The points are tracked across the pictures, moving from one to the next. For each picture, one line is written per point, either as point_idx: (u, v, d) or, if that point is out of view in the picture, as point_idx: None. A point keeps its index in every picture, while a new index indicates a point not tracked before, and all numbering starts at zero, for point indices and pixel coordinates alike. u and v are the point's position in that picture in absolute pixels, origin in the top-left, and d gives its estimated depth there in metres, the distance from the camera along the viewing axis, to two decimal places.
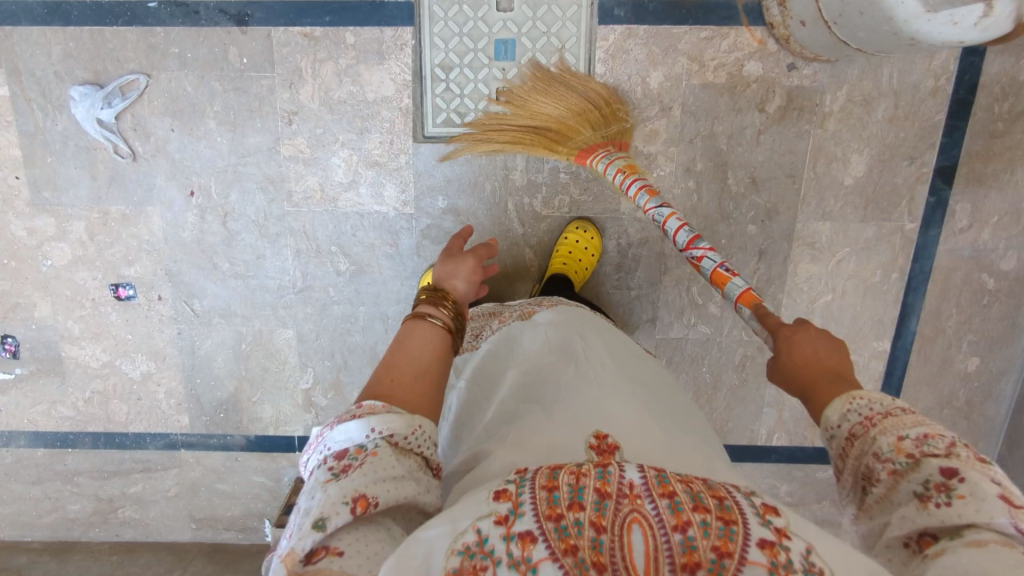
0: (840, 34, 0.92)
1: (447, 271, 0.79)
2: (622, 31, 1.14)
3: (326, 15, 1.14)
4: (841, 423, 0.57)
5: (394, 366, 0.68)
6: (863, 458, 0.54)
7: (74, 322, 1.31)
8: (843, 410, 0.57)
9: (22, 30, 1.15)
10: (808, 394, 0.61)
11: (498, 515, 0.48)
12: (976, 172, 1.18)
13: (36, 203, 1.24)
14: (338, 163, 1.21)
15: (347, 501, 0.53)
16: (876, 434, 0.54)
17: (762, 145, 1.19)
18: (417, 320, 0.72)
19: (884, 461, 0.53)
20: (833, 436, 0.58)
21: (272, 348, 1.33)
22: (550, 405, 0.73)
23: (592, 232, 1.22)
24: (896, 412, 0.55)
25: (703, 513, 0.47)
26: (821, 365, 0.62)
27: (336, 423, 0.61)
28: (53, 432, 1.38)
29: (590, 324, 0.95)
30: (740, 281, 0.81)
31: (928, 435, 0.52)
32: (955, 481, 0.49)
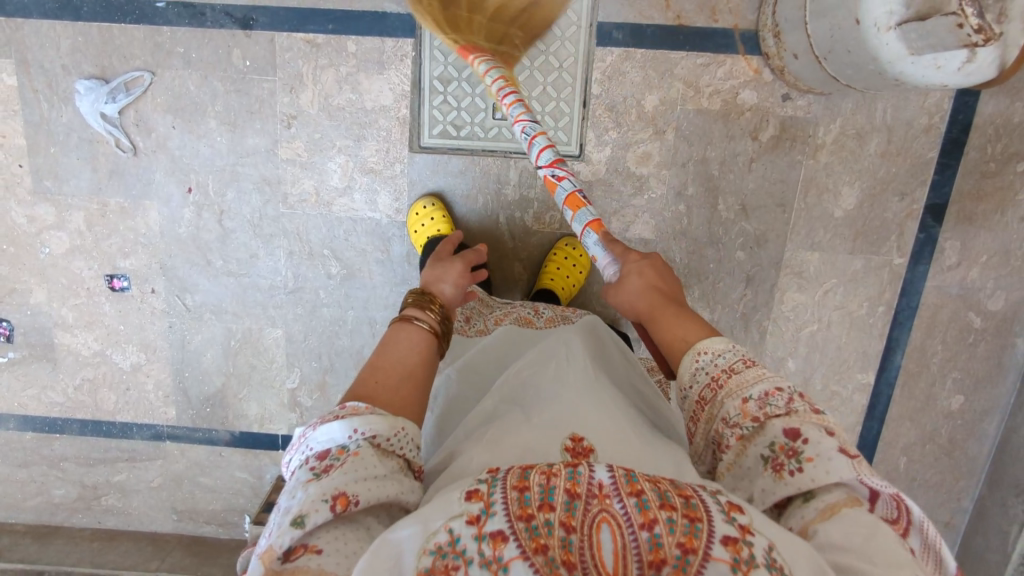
0: (830, 70, 0.93)
1: (435, 275, 0.85)
2: (619, 53, 1.15)
3: (329, 23, 1.16)
4: (693, 380, 0.65)
5: (379, 369, 0.70)
6: (715, 423, 0.62)
7: (68, 310, 1.33)
8: (692, 370, 0.65)
9: (32, 23, 1.18)
10: (650, 320, 0.71)
11: (470, 516, 0.49)
12: (967, 211, 1.19)
13: (37, 192, 1.27)
14: (335, 168, 1.23)
15: (326, 499, 0.54)
16: (723, 398, 0.61)
17: (754, 172, 1.19)
18: (404, 322, 0.76)
19: (733, 426, 0.59)
20: (687, 396, 0.65)
21: (261, 346, 1.34)
22: (529, 407, 0.75)
23: (581, 249, 1.23)
24: (737, 370, 0.62)
25: (670, 511, 0.47)
26: (659, 296, 0.72)
27: (320, 423, 0.62)
28: (43, 417, 1.40)
29: (582, 331, 0.96)
30: (591, 210, 0.83)
31: (769, 395, 0.59)
32: (800, 443, 0.55)
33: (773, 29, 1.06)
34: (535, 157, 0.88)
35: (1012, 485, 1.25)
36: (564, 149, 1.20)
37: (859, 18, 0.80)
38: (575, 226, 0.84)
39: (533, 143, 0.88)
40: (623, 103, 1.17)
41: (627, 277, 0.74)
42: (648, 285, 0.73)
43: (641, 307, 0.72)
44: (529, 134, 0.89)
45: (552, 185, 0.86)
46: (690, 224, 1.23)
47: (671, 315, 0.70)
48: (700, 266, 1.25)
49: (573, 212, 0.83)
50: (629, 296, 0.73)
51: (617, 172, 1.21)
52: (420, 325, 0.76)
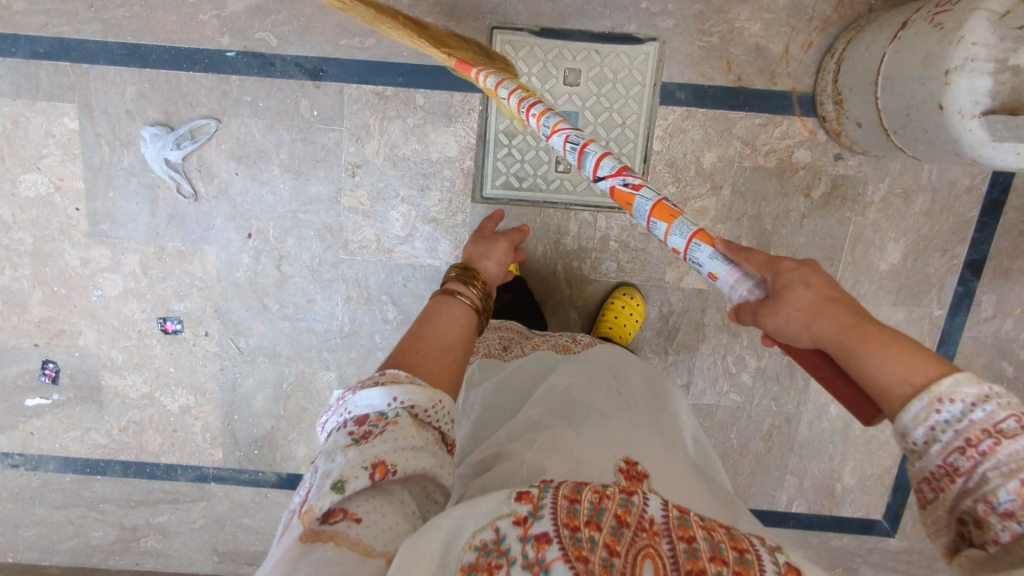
0: (899, 143, 0.98)
1: (480, 253, 0.84)
2: (681, 112, 1.19)
3: (399, 76, 1.18)
4: (930, 442, 0.49)
5: (421, 340, 0.68)
6: (971, 500, 0.47)
7: (118, 352, 1.32)
8: (928, 424, 0.48)
9: (98, 68, 1.17)
10: (849, 351, 0.52)
11: (517, 516, 0.53)
12: (1003, 267, 1.25)
13: (92, 235, 1.26)
14: (396, 217, 1.25)
15: (365, 466, 0.54)
16: (984, 473, 0.46)
17: (805, 228, 1.24)
18: (446, 294, 0.75)
19: (1006, 517, 0.45)
20: (924, 459, 0.49)
21: (313, 390, 1.35)
22: (578, 424, 0.78)
23: (638, 298, 1.25)
24: (1004, 436, 0.46)
25: (720, 565, 0.49)
26: (848, 313, 0.53)
27: (359, 387, 0.62)
28: (84, 459, 1.39)
29: (617, 359, 0.99)
30: (689, 220, 0.68)
31: None
32: None
33: (834, 96, 1.11)
34: (593, 168, 0.79)
35: None
36: None
37: (942, 103, 0.85)
38: (674, 242, 0.68)
39: (586, 155, 0.80)
40: (682, 159, 1.21)
41: (787, 289, 0.55)
42: (823, 296, 0.54)
43: (824, 330, 0.53)
44: (577, 146, 0.82)
45: (627, 196, 0.73)
46: None
47: (880, 340, 0.51)
48: None
49: (666, 223, 0.68)
50: (798, 323, 0.54)
51: None
52: (461, 299, 0.75)
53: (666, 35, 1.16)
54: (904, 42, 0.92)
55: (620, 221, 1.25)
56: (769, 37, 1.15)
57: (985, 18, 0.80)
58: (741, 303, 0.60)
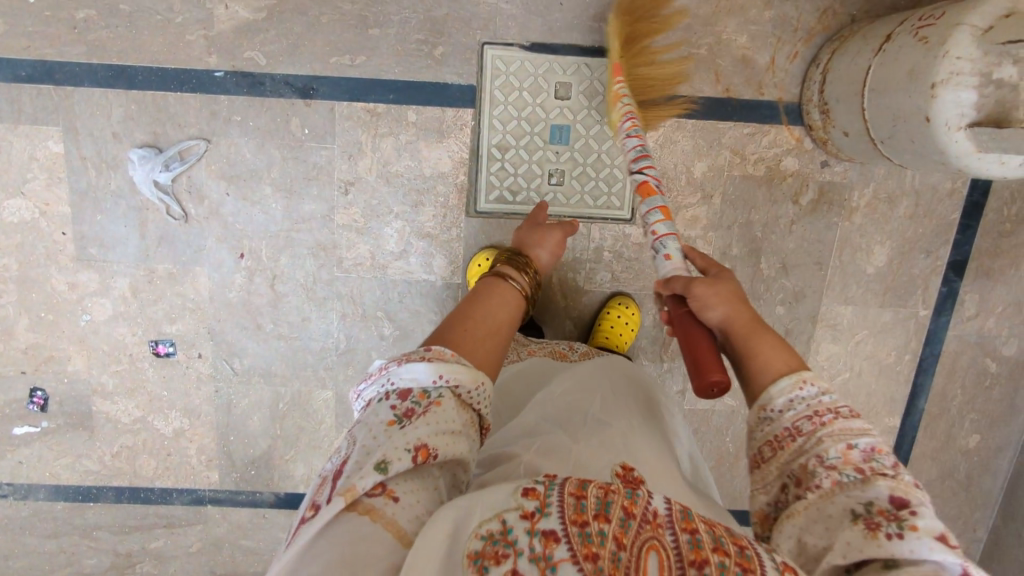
0: (886, 152, 1.00)
1: (533, 241, 0.89)
2: (671, 123, 1.21)
3: (390, 93, 1.18)
4: (785, 409, 0.62)
5: (468, 318, 0.69)
6: (804, 459, 0.58)
7: (108, 377, 1.30)
8: (789, 396, 0.62)
9: (83, 90, 1.16)
10: (746, 333, 0.68)
11: (524, 511, 0.53)
12: (985, 266, 1.29)
13: (80, 259, 1.24)
14: (390, 234, 1.25)
15: (409, 449, 0.56)
16: (823, 435, 0.58)
17: (794, 234, 1.26)
18: (499, 276, 0.77)
19: (831, 468, 0.56)
20: (775, 422, 0.62)
21: (310, 408, 1.34)
22: (574, 429, 0.77)
23: (634, 307, 1.26)
24: (842, 414, 0.60)
25: (722, 556, 0.50)
26: (751, 312, 0.70)
27: (404, 360, 0.63)
28: (76, 486, 1.36)
29: (619, 366, 0.96)
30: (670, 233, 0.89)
31: (877, 450, 0.56)
32: (905, 512, 0.51)
33: (820, 105, 1.13)
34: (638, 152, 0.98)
35: None
36: (615, 213, 1.25)
37: (928, 116, 0.86)
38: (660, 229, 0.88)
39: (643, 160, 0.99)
40: (673, 169, 1.23)
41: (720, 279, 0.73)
42: (740, 295, 0.72)
43: (735, 313, 0.69)
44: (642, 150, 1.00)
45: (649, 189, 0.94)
46: None
47: (771, 333, 0.68)
48: None
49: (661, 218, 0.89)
50: (722, 298, 0.70)
51: None
52: (513, 284, 0.76)
53: (655, 48, 1.17)
54: (889, 54, 0.94)
55: (613, 231, 1.26)
56: (756, 48, 1.17)
57: (969, 32, 0.82)
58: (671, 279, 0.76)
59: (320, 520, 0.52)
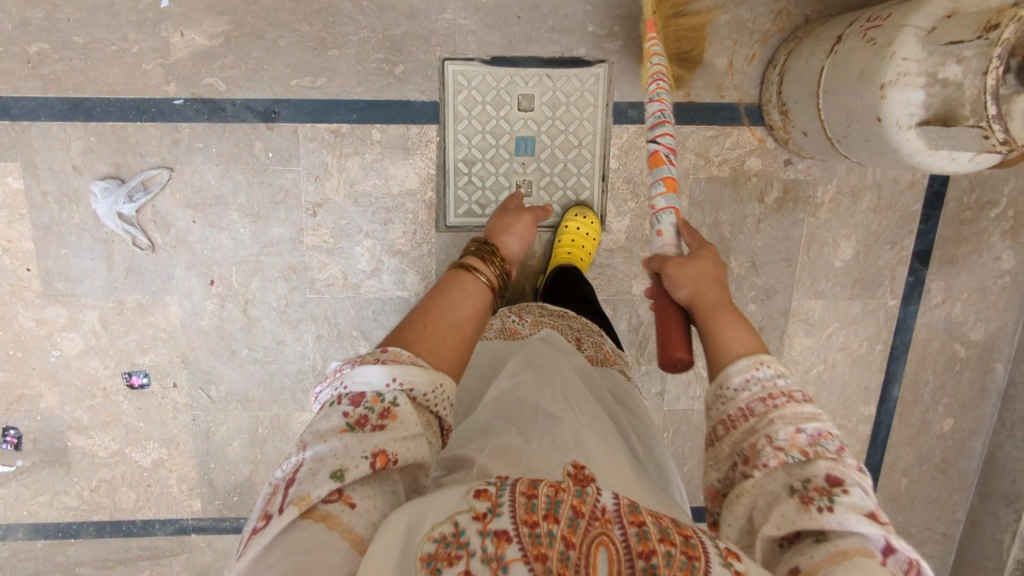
0: (843, 150, 1.01)
1: (503, 228, 0.88)
2: (634, 130, 1.21)
3: (353, 113, 1.18)
4: (740, 389, 0.62)
5: (431, 315, 0.69)
6: (754, 438, 0.59)
7: (83, 412, 1.28)
8: (744, 378, 0.63)
9: (40, 125, 1.14)
10: (711, 311, 0.69)
11: (475, 512, 0.52)
12: (949, 254, 1.31)
13: (47, 294, 1.22)
14: (361, 253, 1.25)
15: (366, 456, 0.56)
16: (775, 416, 0.59)
17: (761, 232, 1.28)
18: (465, 269, 0.76)
19: (779, 448, 0.57)
20: (728, 400, 0.63)
21: (290, 431, 1.33)
22: (525, 427, 0.74)
23: (591, 217, 1.22)
24: (795, 397, 0.60)
25: (669, 545, 0.51)
26: (723, 294, 0.71)
27: (358, 363, 0.63)
28: (55, 524, 1.34)
29: (567, 358, 0.93)
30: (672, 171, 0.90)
31: (822, 434, 0.57)
32: (838, 489, 0.52)
33: (779, 106, 1.15)
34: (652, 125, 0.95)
35: (1003, 497, 1.39)
36: None
37: (880, 116, 0.88)
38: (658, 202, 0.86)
39: (658, 126, 0.95)
40: (639, 175, 1.24)
41: (700, 260, 0.74)
42: (716, 278, 0.73)
43: (705, 292, 0.71)
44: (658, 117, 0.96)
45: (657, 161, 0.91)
46: None
47: (734, 315, 0.69)
48: None
49: (664, 188, 0.87)
50: (688, 277, 0.72)
51: (636, 239, 1.27)
52: (480, 277, 0.76)
53: (614, 56, 1.18)
54: (840, 55, 0.96)
55: None
56: (713, 52, 1.18)
57: (914, 34, 0.84)
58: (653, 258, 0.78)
59: (275, 529, 0.52)
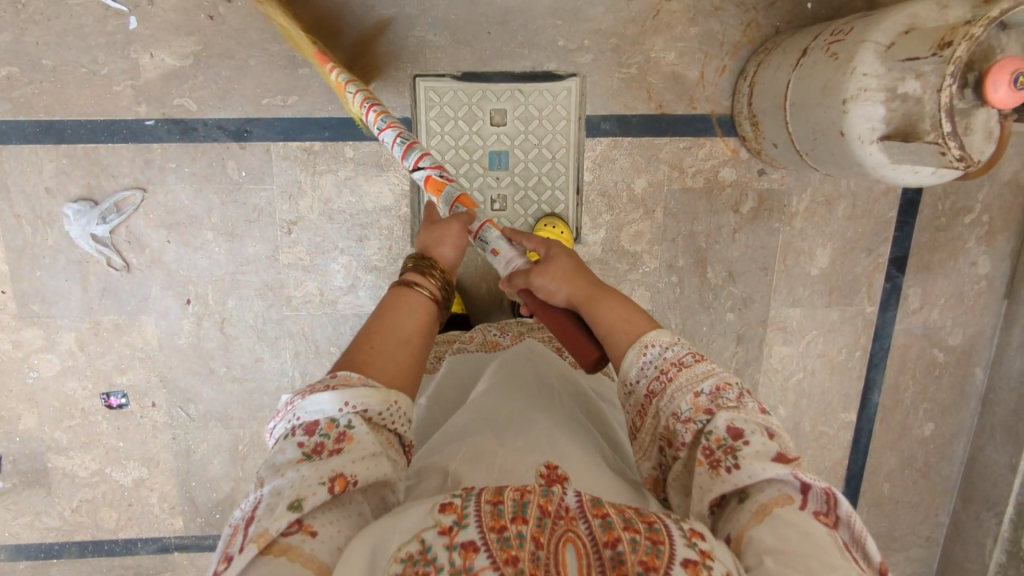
0: (812, 162, 1.01)
1: (433, 238, 0.77)
2: (607, 142, 1.22)
3: (325, 130, 1.18)
4: (640, 378, 0.65)
5: (376, 336, 0.65)
6: (665, 419, 0.62)
7: (62, 433, 1.28)
8: (639, 365, 0.65)
9: (11, 148, 1.14)
10: (592, 306, 0.70)
11: (442, 526, 0.48)
12: (925, 261, 1.31)
13: (23, 316, 1.22)
14: (337, 269, 1.25)
15: (324, 482, 0.54)
16: (674, 391, 0.62)
17: (737, 242, 1.28)
18: (404, 285, 0.71)
19: (686, 421, 0.60)
20: (634, 392, 0.65)
21: (270, 448, 1.33)
22: (502, 429, 0.70)
23: (561, 226, 1.20)
24: (686, 363, 0.63)
25: (633, 532, 0.49)
26: (589, 280, 0.72)
27: (308, 392, 0.59)
28: (37, 544, 1.34)
29: (549, 365, 0.89)
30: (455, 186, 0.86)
31: (718, 389, 0.61)
32: (740, 442, 0.57)
33: (750, 117, 1.15)
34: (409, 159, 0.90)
35: (984, 501, 1.39)
36: None
37: (843, 129, 0.89)
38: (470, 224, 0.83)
39: (411, 150, 0.91)
40: (613, 188, 1.24)
41: (552, 259, 0.74)
42: (574, 269, 0.73)
43: (577, 291, 0.71)
44: (404, 141, 0.91)
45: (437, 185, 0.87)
46: (682, 292, 1.31)
47: (610, 299, 0.70)
48: (694, 329, 1.33)
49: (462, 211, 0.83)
50: (556, 280, 0.71)
51: (612, 251, 1.27)
52: (421, 291, 0.71)
53: (585, 70, 1.18)
54: (806, 69, 0.96)
55: None
56: (685, 63, 1.18)
57: (873, 49, 0.85)
58: (511, 273, 0.76)
59: (234, 571, 0.50)
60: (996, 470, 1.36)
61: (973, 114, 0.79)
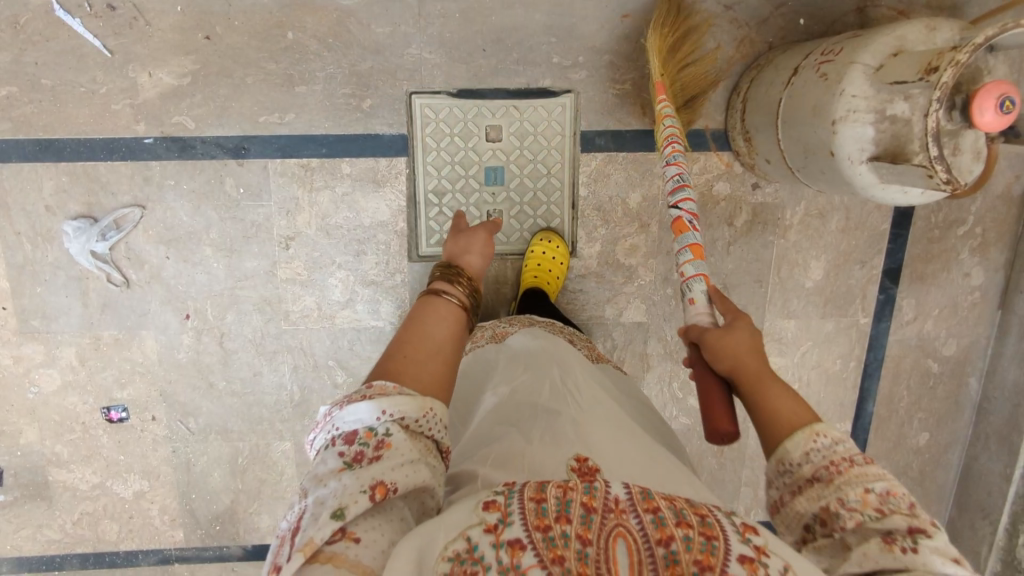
0: (803, 179, 1.02)
1: (462, 248, 0.80)
2: (602, 157, 1.23)
3: (322, 147, 1.19)
4: (803, 463, 0.57)
5: (408, 344, 0.64)
6: (825, 501, 0.55)
7: (63, 446, 1.29)
8: (806, 449, 0.57)
9: (12, 166, 1.15)
10: (757, 379, 0.63)
11: (487, 524, 0.50)
12: (918, 272, 1.32)
13: (24, 332, 1.23)
14: (335, 284, 1.26)
15: (365, 490, 0.53)
16: (841, 484, 0.54)
17: (732, 254, 1.29)
18: (432, 294, 0.71)
19: (851, 509, 0.53)
20: (792, 471, 0.58)
21: (269, 461, 1.34)
22: (528, 427, 0.71)
23: (557, 241, 1.23)
24: (858, 461, 0.56)
25: (686, 529, 0.50)
26: (761, 356, 0.64)
27: (346, 402, 0.58)
28: (39, 556, 1.36)
29: (568, 351, 0.90)
30: (697, 236, 0.89)
31: (892, 492, 0.53)
32: (921, 534, 0.51)
33: (743, 133, 1.16)
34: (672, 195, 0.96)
35: (978, 509, 1.40)
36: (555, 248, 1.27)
37: (832, 150, 0.90)
38: (686, 268, 0.85)
39: (680, 190, 0.96)
40: (608, 202, 1.25)
41: (737, 326, 0.66)
42: (756, 344, 0.65)
43: (749, 361, 0.63)
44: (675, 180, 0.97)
45: (682, 227, 0.91)
46: (678, 305, 1.32)
47: (781, 385, 0.62)
48: None
49: (690, 256, 0.86)
50: (732, 349, 0.64)
51: (608, 264, 1.28)
52: (449, 298, 0.71)
53: (580, 86, 1.19)
54: (797, 88, 0.97)
55: None
56: None
57: (863, 72, 0.86)
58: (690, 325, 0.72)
59: None
60: (991, 480, 1.36)
61: (961, 134, 0.81)
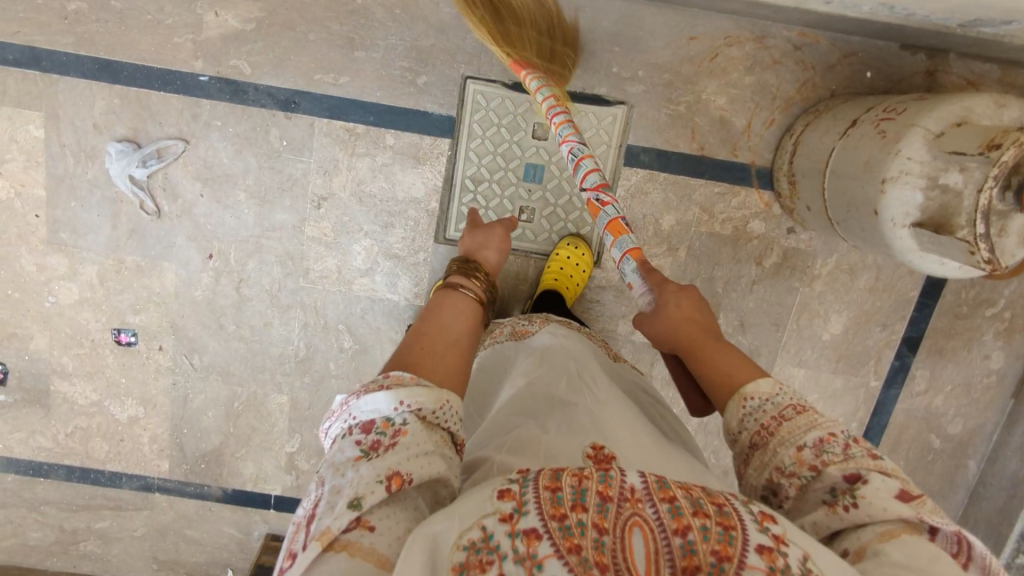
0: (841, 232, 1.01)
1: (479, 242, 0.80)
2: (644, 174, 1.22)
3: (371, 115, 1.20)
4: (740, 431, 0.62)
5: (424, 333, 0.65)
6: (769, 472, 0.59)
7: (69, 359, 1.32)
8: (739, 417, 0.62)
9: (69, 80, 1.17)
10: (692, 350, 0.68)
11: (502, 514, 0.48)
12: (938, 345, 1.30)
13: (51, 242, 1.25)
14: (358, 251, 1.27)
15: (381, 480, 0.52)
16: (776, 446, 0.59)
17: (754, 293, 1.28)
18: (450, 287, 0.71)
19: (791, 475, 0.57)
20: (737, 442, 0.63)
21: (264, 411, 1.36)
22: (545, 419, 0.68)
23: (582, 248, 1.23)
24: (787, 415, 0.60)
25: (703, 518, 0.48)
26: (696, 326, 0.70)
27: (364, 392, 0.58)
28: (27, 461, 1.38)
29: (589, 348, 0.87)
30: (612, 210, 0.86)
31: (823, 440, 0.56)
32: (859, 483, 0.53)
33: (788, 175, 1.15)
34: (580, 178, 0.91)
35: None
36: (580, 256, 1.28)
37: (877, 210, 0.89)
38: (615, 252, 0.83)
39: (579, 166, 0.92)
40: (641, 220, 1.24)
41: (664, 306, 0.72)
42: (687, 316, 0.71)
43: (686, 336, 0.69)
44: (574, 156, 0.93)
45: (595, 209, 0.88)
46: None
47: (714, 348, 0.68)
48: None
49: (613, 238, 0.84)
50: (664, 326, 0.71)
51: None
52: (465, 292, 0.71)
53: (635, 99, 1.18)
54: (852, 140, 0.96)
55: None
56: (733, 111, 1.19)
57: (921, 136, 0.85)
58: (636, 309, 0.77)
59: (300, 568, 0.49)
60: None
61: (1011, 216, 0.79)
